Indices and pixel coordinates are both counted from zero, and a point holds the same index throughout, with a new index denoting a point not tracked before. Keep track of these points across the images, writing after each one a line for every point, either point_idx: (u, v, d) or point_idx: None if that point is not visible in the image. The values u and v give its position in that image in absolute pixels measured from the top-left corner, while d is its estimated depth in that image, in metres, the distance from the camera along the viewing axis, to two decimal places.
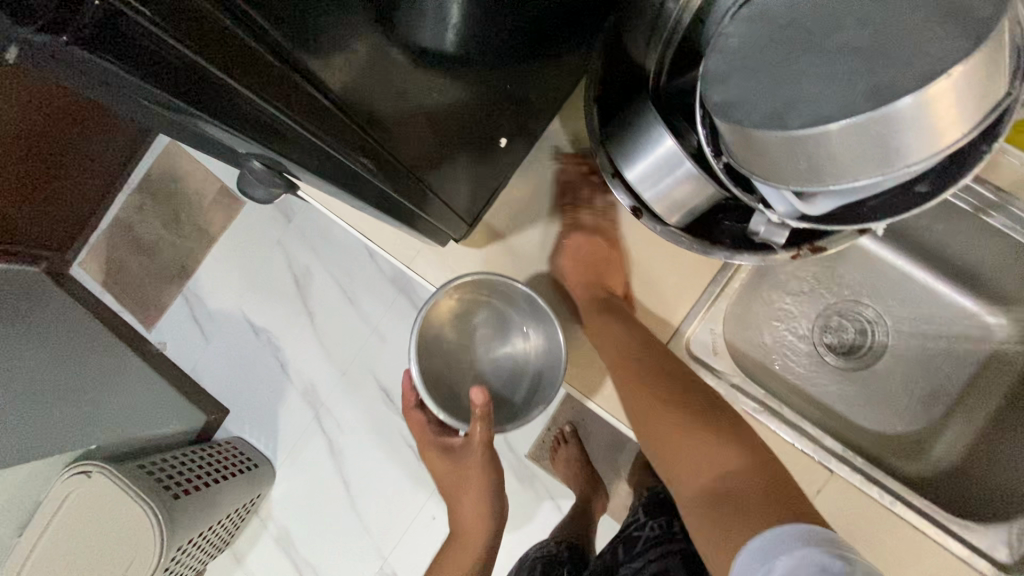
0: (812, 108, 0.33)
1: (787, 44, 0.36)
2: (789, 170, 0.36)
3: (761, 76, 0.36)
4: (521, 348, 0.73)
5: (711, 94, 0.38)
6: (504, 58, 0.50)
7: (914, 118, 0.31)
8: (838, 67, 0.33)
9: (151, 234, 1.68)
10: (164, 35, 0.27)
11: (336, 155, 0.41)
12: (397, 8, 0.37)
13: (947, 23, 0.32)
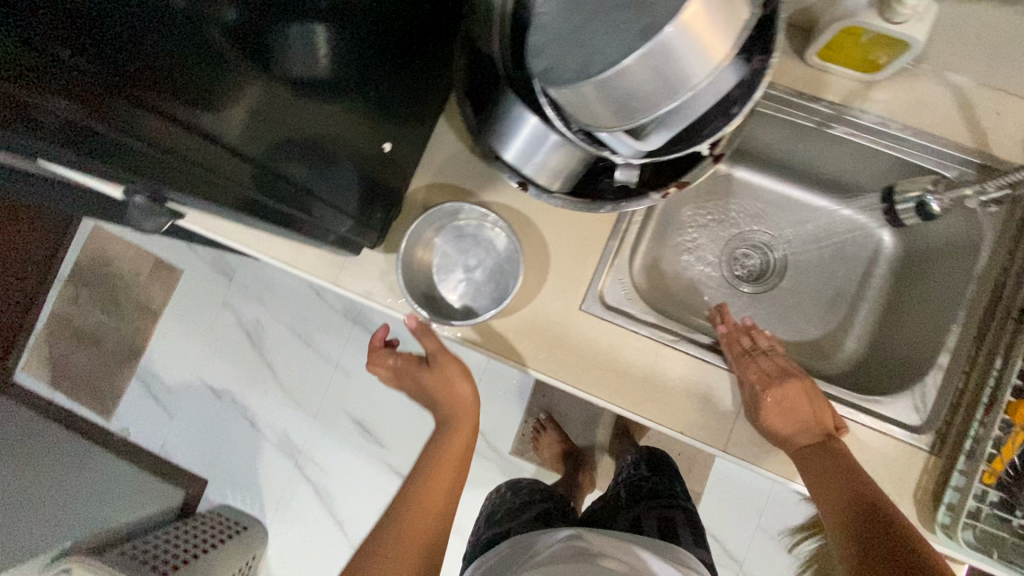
0: (605, 51, 0.39)
1: (580, 10, 0.42)
2: (608, 111, 0.42)
3: (568, 41, 0.42)
4: (483, 279, 0.74)
5: (534, 64, 0.44)
6: (373, 72, 0.56)
7: (681, 44, 0.38)
8: (619, 18, 0.39)
9: (95, 323, 1.67)
10: (64, 103, 0.32)
11: (235, 181, 0.47)
12: (272, 50, 0.44)
13: None
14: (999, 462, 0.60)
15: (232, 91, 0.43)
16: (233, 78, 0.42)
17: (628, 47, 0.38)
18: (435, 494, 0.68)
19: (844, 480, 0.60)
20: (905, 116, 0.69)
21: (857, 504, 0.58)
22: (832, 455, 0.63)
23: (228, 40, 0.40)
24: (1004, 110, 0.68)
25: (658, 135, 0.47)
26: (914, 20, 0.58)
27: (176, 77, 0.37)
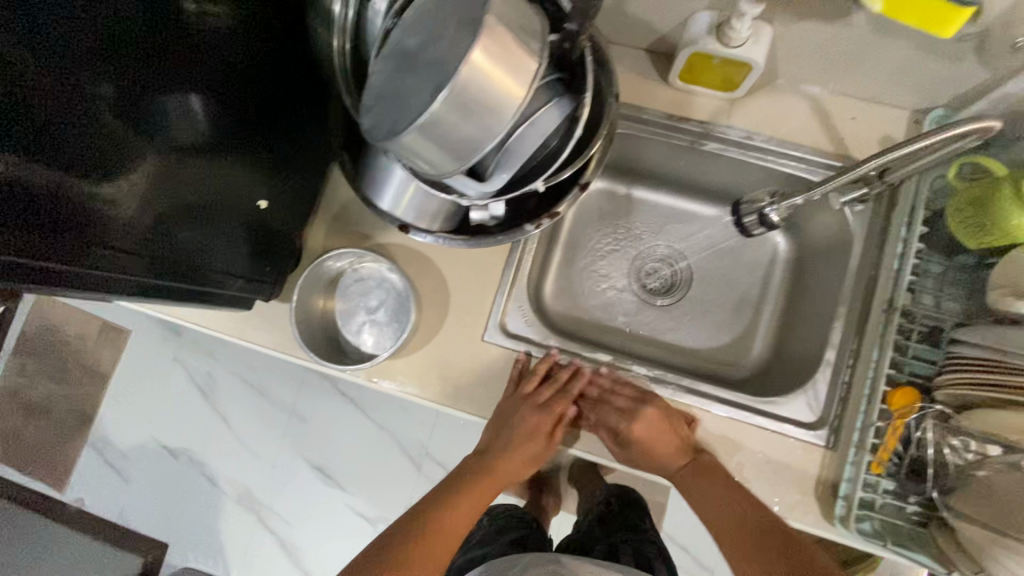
0: (415, 103, 0.42)
1: (400, 70, 0.45)
2: (435, 157, 0.45)
3: (390, 97, 0.45)
4: (385, 318, 0.74)
5: (366, 121, 0.46)
6: (253, 137, 0.62)
7: (478, 86, 0.40)
8: (425, 73, 0.42)
9: (41, 392, 1.63)
10: None
11: (105, 238, 0.50)
12: (141, 115, 0.51)
13: (475, 16, 0.41)
14: (885, 451, 0.61)
15: (92, 154, 0.48)
16: (99, 139, 0.48)
17: (432, 95, 0.41)
18: (465, 504, 0.69)
19: (718, 501, 0.64)
20: (769, 130, 0.73)
21: (725, 521, 0.63)
22: (696, 468, 0.67)
23: (94, 108, 0.47)
24: (858, 115, 0.72)
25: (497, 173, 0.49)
26: (750, 43, 0.62)
27: (29, 134, 0.43)
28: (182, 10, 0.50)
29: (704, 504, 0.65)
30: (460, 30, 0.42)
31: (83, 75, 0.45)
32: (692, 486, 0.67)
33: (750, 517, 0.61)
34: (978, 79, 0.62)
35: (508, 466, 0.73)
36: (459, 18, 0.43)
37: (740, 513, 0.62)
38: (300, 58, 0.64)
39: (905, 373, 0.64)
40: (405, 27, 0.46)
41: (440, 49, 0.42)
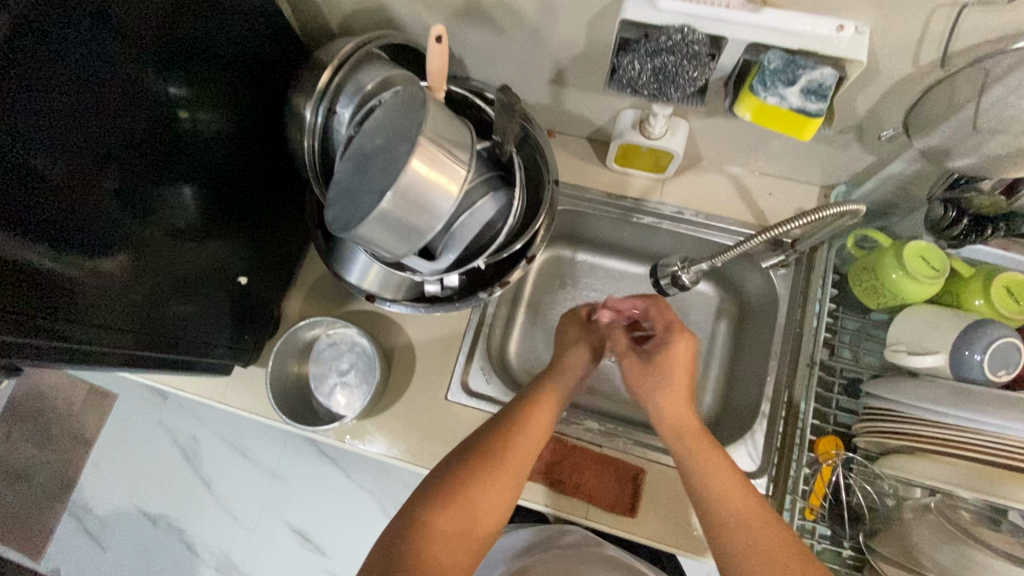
0: (365, 206, 0.50)
1: (357, 170, 0.54)
2: (388, 243, 0.52)
3: (348, 194, 0.53)
4: (355, 380, 0.80)
5: (328, 213, 0.54)
6: (230, 217, 0.70)
7: (419, 186, 0.49)
8: (376, 175, 0.51)
9: (23, 458, 1.64)
10: None
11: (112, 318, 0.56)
12: (147, 207, 0.57)
13: (414, 130, 0.50)
14: (816, 497, 0.66)
15: (107, 241, 0.53)
16: (113, 230, 0.54)
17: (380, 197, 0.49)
18: (517, 447, 0.60)
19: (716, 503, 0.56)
20: (697, 205, 0.82)
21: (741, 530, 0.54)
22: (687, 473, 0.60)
23: (107, 205, 0.52)
24: (774, 190, 0.82)
25: None
26: (668, 136, 0.72)
27: (61, 234, 0.49)
28: (181, 118, 0.58)
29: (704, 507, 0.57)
30: (402, 143, 0.51)
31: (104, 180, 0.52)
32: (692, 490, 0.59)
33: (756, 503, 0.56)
34: (868, 162, 0.72)
35: (528, 434, 0.62)
36: (402, 131, 0.52)
37: (746, 526, 0.54)
38: (271, 150, 0.73)
39: (830, 423, 0.69)
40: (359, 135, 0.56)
41: (386, 160, 0.51)
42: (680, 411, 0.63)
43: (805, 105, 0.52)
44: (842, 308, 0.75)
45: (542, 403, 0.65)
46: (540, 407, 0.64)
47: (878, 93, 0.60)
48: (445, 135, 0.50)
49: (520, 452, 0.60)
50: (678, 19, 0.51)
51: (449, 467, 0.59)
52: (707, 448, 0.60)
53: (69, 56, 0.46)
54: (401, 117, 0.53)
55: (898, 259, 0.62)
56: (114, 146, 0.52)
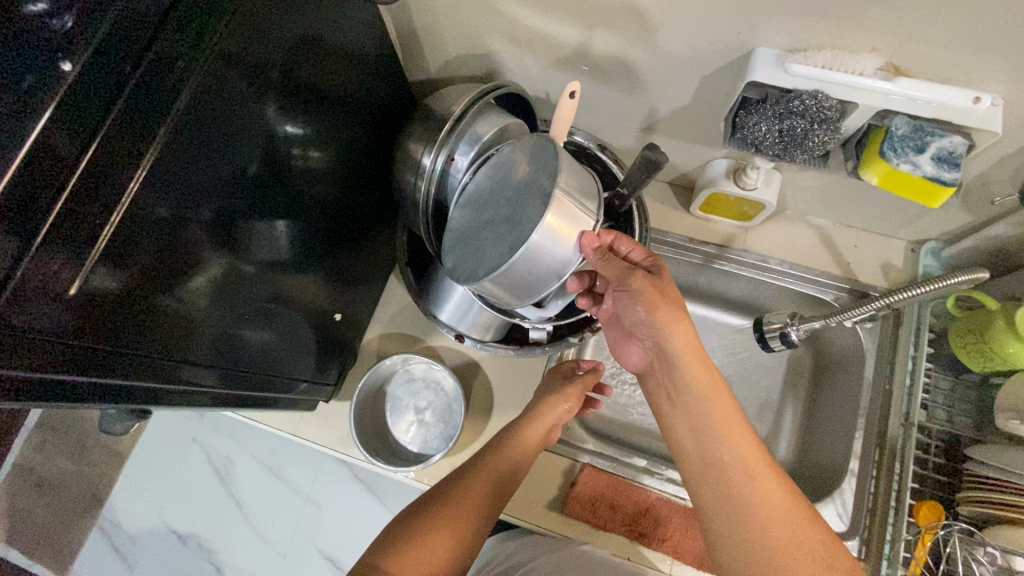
0: (491, 260, 0.52)
1: (478, 223, 0.56)
2: (509, 293, 0.54)
3: (471, 246, 0.56)
4: (433, 419, 0.79)
5: (448, 260, 0.57)
6: (313, 250, 0.67)
7: (547, 242, 0.50)
8: (501, 232, 0.53)
9: (56, 469, 1.63)
10: (70, 307, 0.37)
11: (197, 362, 0.52)
12: (238, 244, 0.53)
13: (539, 187, 0.51)
14: (917, 566, 0.63)
15: (201, 279, 0.49)
16: (208, 270, 0.50)
17: (508, 251, 0.51)
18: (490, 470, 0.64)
19: (734, 518, 0.49)
20: (781, 255, 0.82)
21: (767, 556, 0.46)
22: (705, 474, 0.51)
23: (202, 244, 0.48)
24: (859, 243, 0.82)
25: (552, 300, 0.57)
26: (763, 187, 0.72)
27: (190, 272, 0.47)
28: (294, 155, 0.58)
29: (717, 515, 0.50)
30: (527, 198, 0.52)
31: (205, 216, 0.48)
32: (705, 498, 0.51)
33: (814, 538, 0.47)
34: (963, 222, 0.72)
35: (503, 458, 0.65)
36: (526, 184, 0.53)
37: (775, 547, 0.46)
38: (367, 186, 0.74)
39: (928, 487, 0.68)
40: (480, 184, 0.58)
41: (511, 213, 0.53)
42: (699, 374, 0.52)
43: (940, 172, 0.52)
44: (936, 367, 0.73)
45: (500, 453, 0.66)
46: (523, 432, 0.68)
47: (991, 160, 0.60)
48: (572, 188, 0.51)
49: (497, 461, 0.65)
50: (812, 85, 0.52)
51: (417, 509, 0.60)
52: (732, 416, 0.51)
53: (220, 99, 0.45)
54: (523, 168, 0.54)
55: (1009, 325, 0.61)
56: (229, 184, 0.49)
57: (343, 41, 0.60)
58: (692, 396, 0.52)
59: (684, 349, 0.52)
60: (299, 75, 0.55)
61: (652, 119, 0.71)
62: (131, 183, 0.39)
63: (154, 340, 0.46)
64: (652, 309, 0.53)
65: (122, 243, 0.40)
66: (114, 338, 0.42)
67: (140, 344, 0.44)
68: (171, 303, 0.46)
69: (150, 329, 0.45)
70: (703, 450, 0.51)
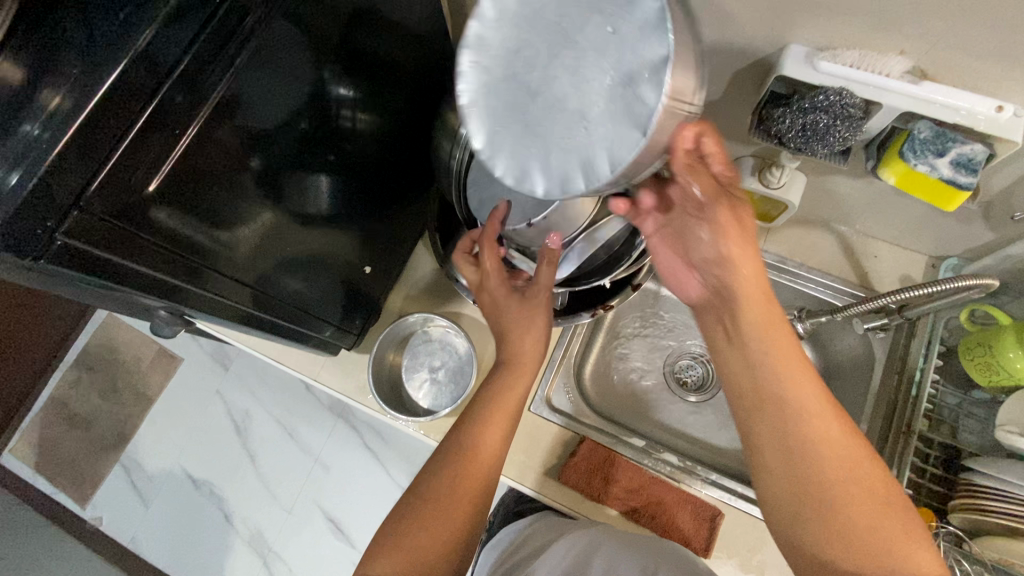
0: (582, 152, 0.41)
1: (535, 110, 0.43)
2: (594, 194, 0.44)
3: (535, 145, 0.43)
4: (445, 378, 0.83)
5: (499, 167, 0.45)
6: (353, 205, 0.72)
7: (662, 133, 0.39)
8: (586, 126, 0.41)
9: (88, 405, 1.74)
10: (134, 211, 0.43)
11: (235, 285, 0.57)
12: (286, 185, 0.59)
13: (634, 60, 0.38)
14: None
15: (250, 210, 0.54)
16: (257, 205, 0.55)
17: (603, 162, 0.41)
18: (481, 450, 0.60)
19: (788, 445, 0.50)
20: (800, 258, 0.84)
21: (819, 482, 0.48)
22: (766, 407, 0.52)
23: (256, 179, 0.53)
24: (879, 254, 0.82)
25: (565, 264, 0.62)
26: (787, 187, 0.74)
27: (244, 203, 0.53)
28: (343, 114, 0.63)
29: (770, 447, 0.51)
30: (610, 79, 0.40)
31: (261, 155, 0.53)
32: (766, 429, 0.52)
33: (869, 471, 0.48)
34: (986, 239, 0.72)
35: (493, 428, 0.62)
36: (609, 40, 0.39)
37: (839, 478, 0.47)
38: (408, 153, 0.79)
39: (923, 495, 0.68)
40: (525, 44, 0.42)
41: (594, 89, 0.40)
42: (757, 305, 0.54)
43: (957, 177, 0.54)
44: (944, 381, 0.74)
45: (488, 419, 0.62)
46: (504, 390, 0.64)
47: (1014, 175, 0.61)
48: (693, 47, 0.39)
49: (485, 435, 0.61)
50: (838, 83, 0.54)
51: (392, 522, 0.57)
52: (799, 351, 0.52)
53: (285, 50, 0.50)
54: (601, 14, 0.39)
55: (1019, 339, 0.62)
56: (283, 128, 0.54)
57: (400, 14, 0.65)
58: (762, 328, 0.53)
59: (750, 285, 0.54)
60: (356, 37, 0.59)
61: None
62: (202, 114, 0.45)
63: (207, 257, 0.52)
64: (721, 237, 0.54)
65: (183, 163, 0.45)
66: (175, 246, 0.48)
67: (198, 258, 0.51)
68: (220, 229, 0.52)
69: (208, 248, 0.51)
70: (761, 381, 0.52)
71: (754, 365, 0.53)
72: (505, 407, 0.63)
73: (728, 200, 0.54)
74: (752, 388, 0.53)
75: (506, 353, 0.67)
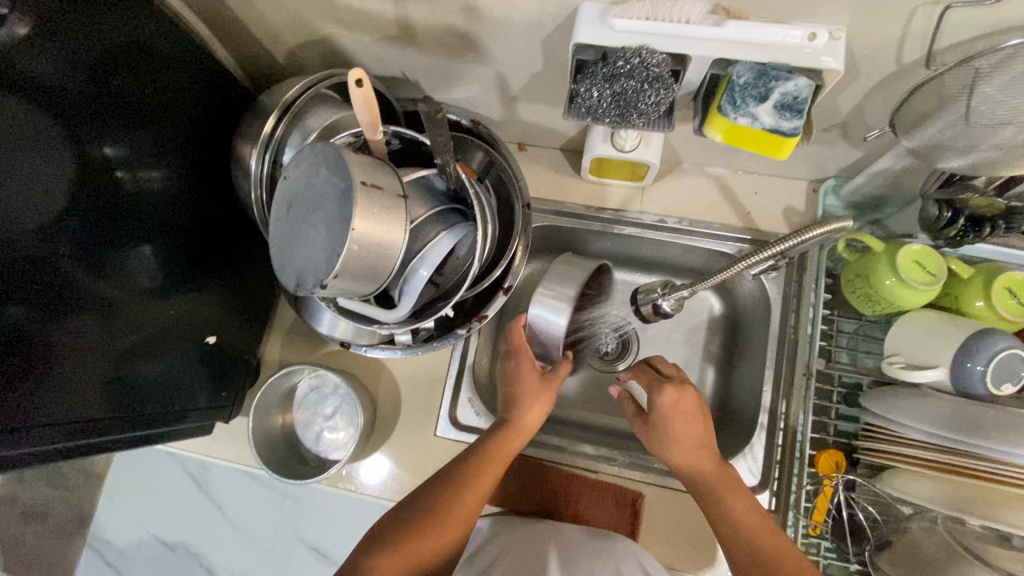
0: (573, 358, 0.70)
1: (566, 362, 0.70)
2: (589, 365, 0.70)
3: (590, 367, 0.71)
4: (344, 423, 0.78)
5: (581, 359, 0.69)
6: (196, 272, 0.67)
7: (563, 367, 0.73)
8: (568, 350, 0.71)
9: (37, 497, 1.65)
10: None
11: (67, 392, 0.53)
12: (93, 272, 0.54)
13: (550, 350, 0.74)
14: (818, 514, 0.64)
15: (50, 314, 0.50)
16: (58, 304, 0.51)
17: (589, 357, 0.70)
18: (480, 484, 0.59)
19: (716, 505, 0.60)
20: (681, 211, 0.78)
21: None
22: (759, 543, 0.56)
23: (42, 279, 0.49)
24: (760, 189, 0.78)
25: (405, 298, 0.57)
26: (641, 147, 0.67)
27: (34, 313, 0.49)
28: (123, 180, 0.56)
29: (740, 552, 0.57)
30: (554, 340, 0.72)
31: (36, 253, 0.48)
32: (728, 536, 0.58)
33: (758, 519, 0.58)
34: (857, 156, 0.68)
35: (497, 460, 0.62)
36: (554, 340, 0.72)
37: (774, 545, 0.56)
38: (234, 199, 0.71)
39: (830, 434, 0.68)
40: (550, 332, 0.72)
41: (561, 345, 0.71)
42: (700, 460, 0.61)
43: (780, 123, 0.47)
44: (839, 310, 0.72)
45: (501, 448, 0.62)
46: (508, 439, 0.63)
47: (859, 92, 0.56)
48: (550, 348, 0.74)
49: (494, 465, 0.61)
50: (636, 40, 0.46)
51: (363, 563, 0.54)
52: (692, 422, 0.62)
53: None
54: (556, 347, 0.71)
55: (892, 266, 0.58)
56: (53, 218, 0.49)
57: (153, 43, 0.56)
58: (693, 477, 0.62)
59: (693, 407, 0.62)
60: (101, 91, 0.52)
61: (512, 87, 0.66)
62: None
63: (18, 390, 0.48)
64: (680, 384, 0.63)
65: None
66: None
67: (3, 392, 0.47)
68: (15, 344, 0.47)
69: (15, 374, 0.48)
70: (696, 455, 0.61)
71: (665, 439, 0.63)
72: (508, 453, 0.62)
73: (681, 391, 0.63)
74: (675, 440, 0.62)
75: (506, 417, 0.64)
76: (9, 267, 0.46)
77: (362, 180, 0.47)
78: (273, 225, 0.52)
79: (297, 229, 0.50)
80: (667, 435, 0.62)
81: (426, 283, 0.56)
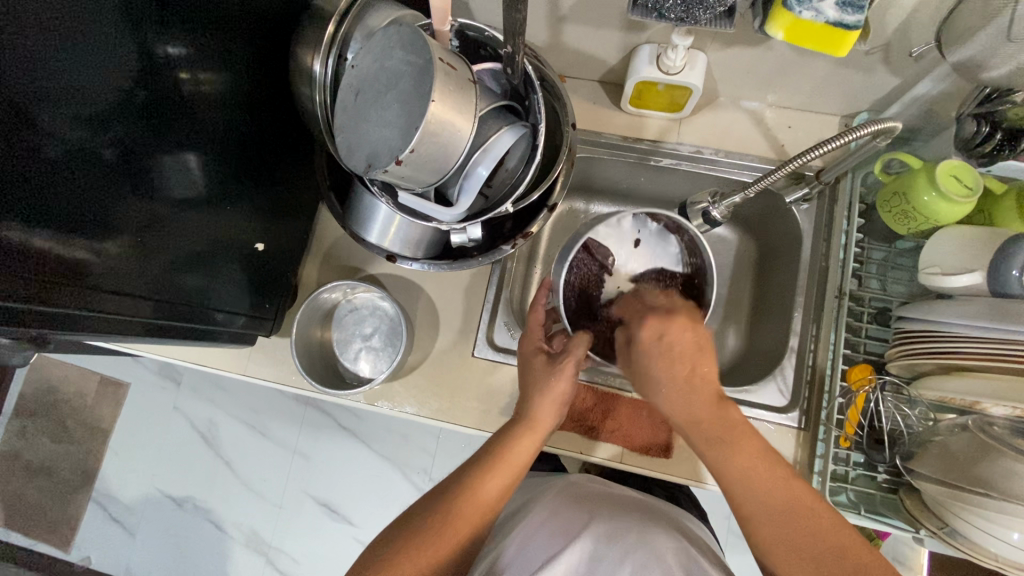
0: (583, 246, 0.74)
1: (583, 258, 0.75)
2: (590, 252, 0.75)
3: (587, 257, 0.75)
4: (380, 344, 0.80)
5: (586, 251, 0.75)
6: (241, 187, 0.67)
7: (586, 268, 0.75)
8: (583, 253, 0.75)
9: (25, 452, 1.52)
10: None
11: (116, 290, 0.53)
12: (144, 174, 0.54)
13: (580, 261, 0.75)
14: (851, 425, 0.67)
15: (102, 207, 0.50)
16: (111, 199, 0.51)
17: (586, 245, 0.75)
18: (506, 463, 0.59)
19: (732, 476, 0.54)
20: (716, 143, 0.80)
21: (844, 561, 0.49)
22: (801, 524, 0.51)
23: (97, 170, 0.49)
24: (794, 123, 0.80)
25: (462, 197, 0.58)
26: (688, 69, 0.69)
27: (85, 206, 0.49)
28: (180, 80, 0.55)
29: (780, 531, 0.52)
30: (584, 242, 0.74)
31: (93, 142, 0.48)
32: (755, 508, 0.53)
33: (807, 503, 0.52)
34: (892, 85, 0.70)
35: (523, 444, 0.61)
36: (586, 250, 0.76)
37: (812, 519, 0.51)
38: (283, 117, 0.71)
39: (861, 352, 0.71)
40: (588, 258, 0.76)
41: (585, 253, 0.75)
42: (693, 413, 0.55)
43: (843, 18, 0.50)
44: (869, 238, 0.74)
45: (512, 441, 0.61)
46: (524, 432, 0.61)
47: (907, 7, 0.58)
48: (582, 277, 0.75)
49: (513, 459, 0.60)
50: None
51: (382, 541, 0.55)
52: (694, 362, 0.56)
53: (68, 17, 0.44)
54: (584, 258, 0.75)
55: (931, 180, 0.61)
56: (111, 109, 0.49)
57: None
58: (692, 422, 0.55)
59: (698, 347, 0.56)
60: None
61: (563, 5, 0.68)
62: None
63: (69, 278, 0.48)
64: (682, 323, 0.56)
65: None
66: (24, 269, 0.44)
67: (56, 279, 0.47)
68: (62, 232, 0.47)
69: (63, 265, 0.48)
70: (703, 406, 0.55)
71: (671, 382, 0.56)
72: (525, 445, 0.61)
73: (683, 321, 0.56)
74: (682, 389, 0.55)
75: (524, 411, 0.63)
76: (66, 156, 0.46)
77: (440, 57, 0.48)
78: (339, 111, 0.53)
79: (366, 112, 0.51)
80: (666, 379, 0.56)
81: (484, 180, 0.57)
